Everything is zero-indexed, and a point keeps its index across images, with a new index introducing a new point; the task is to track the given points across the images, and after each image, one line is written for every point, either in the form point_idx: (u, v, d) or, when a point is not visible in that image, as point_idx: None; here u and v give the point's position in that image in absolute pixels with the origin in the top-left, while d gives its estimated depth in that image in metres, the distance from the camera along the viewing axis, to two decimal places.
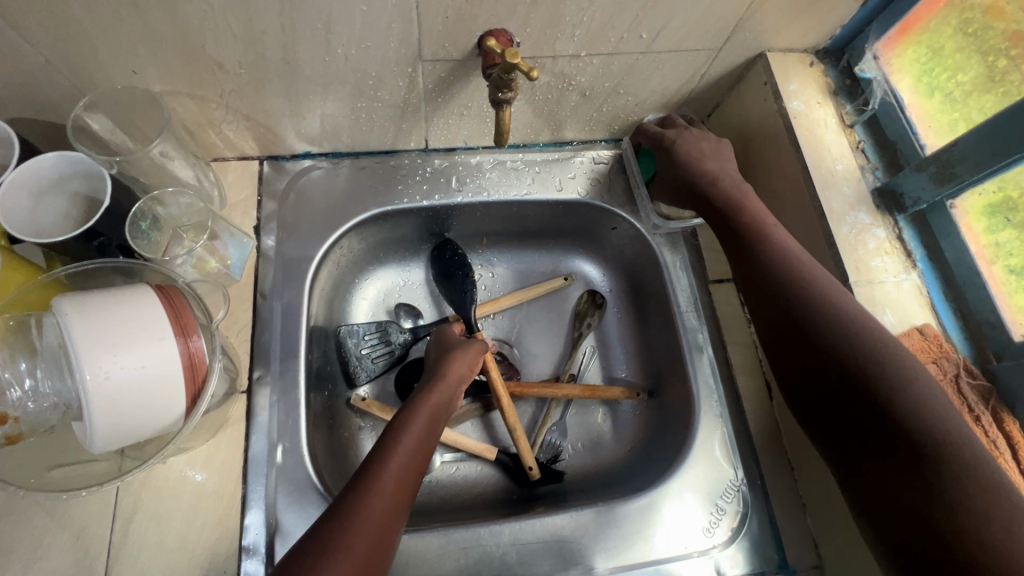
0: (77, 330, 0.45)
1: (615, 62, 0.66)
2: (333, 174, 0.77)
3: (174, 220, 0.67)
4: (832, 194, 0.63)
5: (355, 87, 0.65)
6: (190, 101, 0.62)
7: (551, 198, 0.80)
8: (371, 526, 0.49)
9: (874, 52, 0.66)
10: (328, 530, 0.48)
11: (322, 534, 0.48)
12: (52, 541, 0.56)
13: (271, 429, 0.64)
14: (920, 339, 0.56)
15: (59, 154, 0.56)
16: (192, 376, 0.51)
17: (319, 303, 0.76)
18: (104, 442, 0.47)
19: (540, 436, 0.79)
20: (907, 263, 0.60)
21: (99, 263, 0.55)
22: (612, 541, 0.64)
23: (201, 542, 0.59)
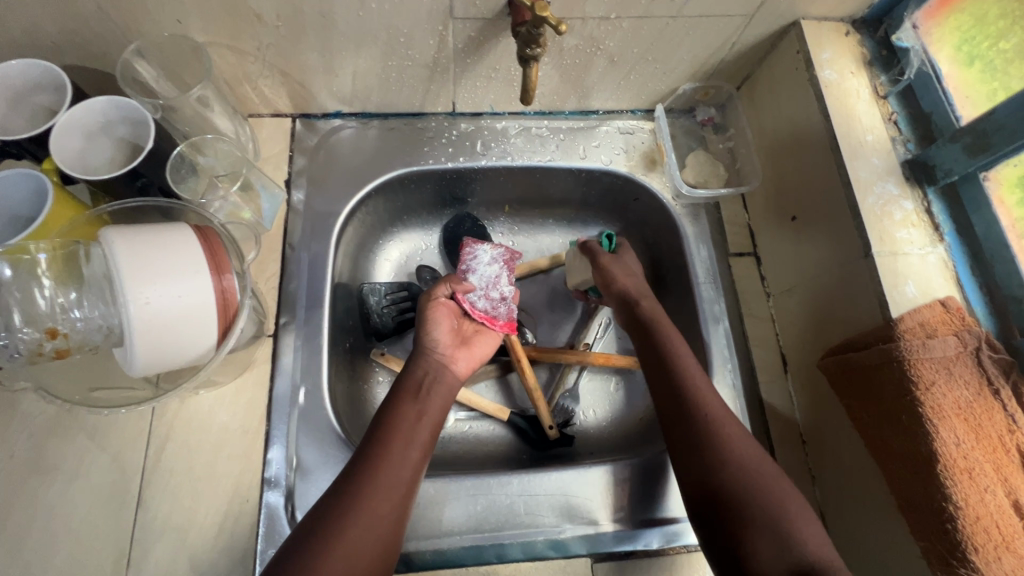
0: (122, 257, 0.48)
1: (645, 27, 0.66)
2: (362, 134, 0.79)
3: (211, 169, 0.69)
4: (859, 164, 0.62)
5: (387, 45, 0.66)
6: (229, 53, 0.65)
7: (575, 165, 0.81)
8: (369, 511, 0.53)
9: (914, 21, 0.64)
10: (320, 521, 0.52)
11: (316, 526, 0.52)
12: (92, 461, 0.60)
13: (295, 372, 0.67)
14: (942, 311, 0.55)
15: (108, 99, 0.60)
16: (224, 310, 0.54)
17: (344, 259, 0.78)
18: (143, 366, 0.50)
19: (554, 399, 0.82)
20: (934, 237, 0.59)
21: (142, 203, 0.59)
22: (618, 499, 0.65)
23: (226, 473, 0.62)
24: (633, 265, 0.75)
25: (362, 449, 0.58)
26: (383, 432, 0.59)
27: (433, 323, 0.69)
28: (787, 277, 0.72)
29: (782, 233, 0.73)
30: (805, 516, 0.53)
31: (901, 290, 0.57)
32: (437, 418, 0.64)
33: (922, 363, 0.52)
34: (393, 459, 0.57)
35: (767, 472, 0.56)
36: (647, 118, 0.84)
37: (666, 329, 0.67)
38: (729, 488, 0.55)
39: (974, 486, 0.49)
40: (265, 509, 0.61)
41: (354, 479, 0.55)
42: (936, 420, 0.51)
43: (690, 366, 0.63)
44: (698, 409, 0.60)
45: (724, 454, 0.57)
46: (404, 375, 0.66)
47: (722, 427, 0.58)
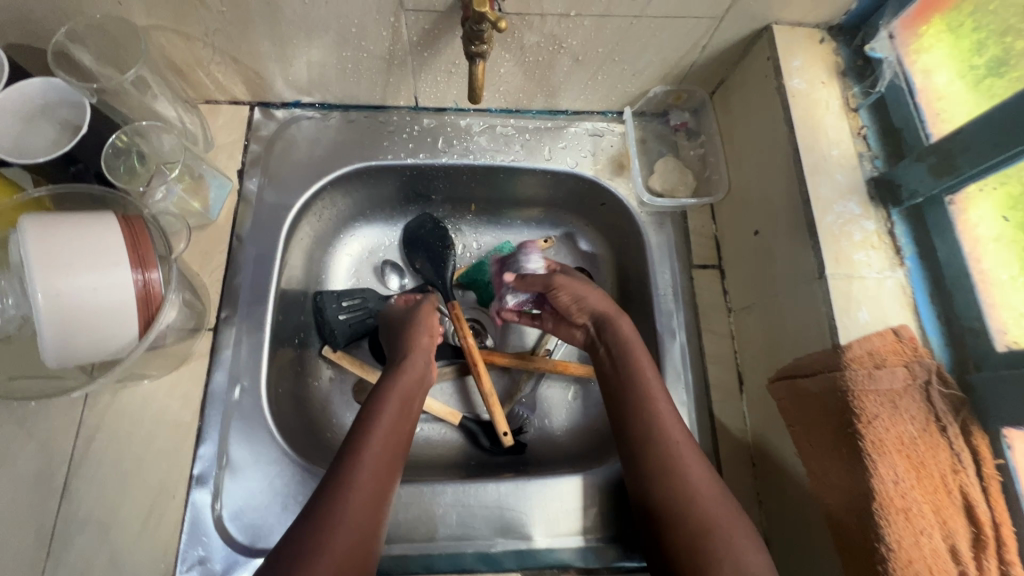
0: (32, 244, 0.46)
1: (607, 25, 0.63)
2: (321, 126, 0.77)
3: (157, 155, 0.67)
4: (822, 180, 0.59)
5: (339, 35, 0.64)
6: (175, 38, 0.63)
7: (539, 166, 0.78)
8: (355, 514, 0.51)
9: (890, 30, 0.61)
10: (307, 525, 0.49)
11: (301, 532, 0.49)
12: (19, 448, 0.59)
13: (232, 367, 0.66)
14: (893, 340, 0.52)
15: (44, 80, 0.58)
16: (146, 303, 0.52)
17: (297, 253, 0.77)
18: (56, 358, 0.49)
19: (508, 407, 0.80)
20: (894, 260, 0.56)
21: (71, 189, 0.57)
22: (555, 514, 0.63)
23: (155, 467, 0.61)
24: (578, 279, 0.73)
25: (347, 450, 0.56)
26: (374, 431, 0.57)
27: (430, 320, 0.71)
28: (748, 293, 0.69)
29: (745, 248, 0.70)
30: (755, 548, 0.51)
31: (853, 316, 0.54)
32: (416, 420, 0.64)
33: (866, 394, 0.50)
34: (381, 461, 0.56)
35: (718, 502, 0.54)
36: (618, 121, 0.81)
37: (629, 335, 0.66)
38: (682, 530, 0.53)
39: (909, 528, 0.46)
40: (191, 507, 0.60)
41: (339, 477, 0.53)
42: (876, 456, 0.48)
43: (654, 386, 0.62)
44: (656, 438, 0.58)
45: (675, 483, 0.55)
46: (394, 369, 0.65)
47: (678, 454, 0.57)
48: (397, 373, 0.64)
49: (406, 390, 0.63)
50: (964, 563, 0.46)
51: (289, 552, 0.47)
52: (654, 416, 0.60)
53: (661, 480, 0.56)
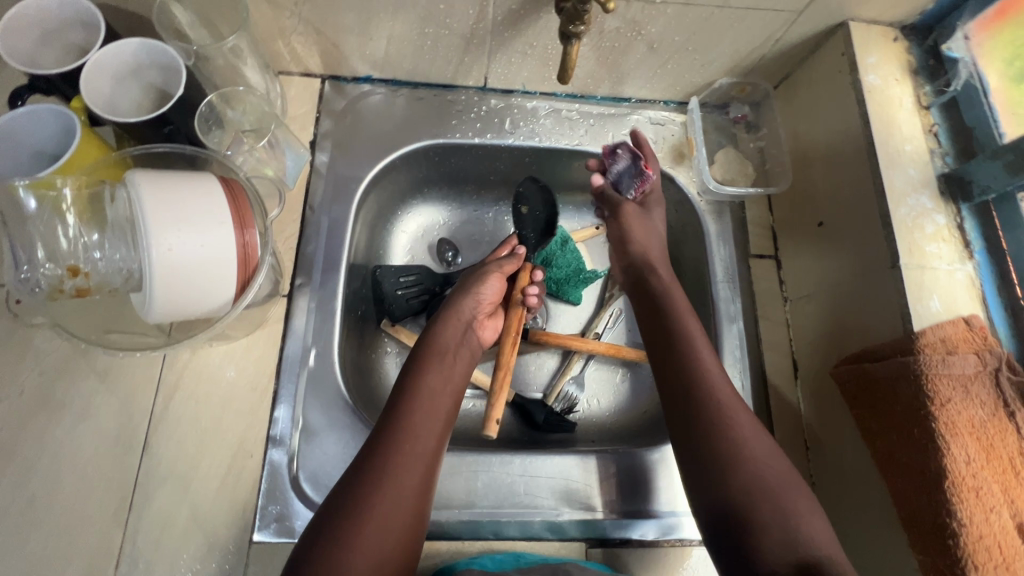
0: (148, 202, 0.48)
1: (690, 14, 0.65)
2: (390, 101, 0.78)
3: (238, 124, 0.68)
4: (895, 174, 0.61)
5: (426, 11, 0.65)
6: (265, 7, 0.63)
7: (602, 152, 0.80)
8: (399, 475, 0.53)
9: (966, 32, 0.63)
10: (351, 483, 0.52)
11: (347, 490, 0.52)
12: (101, 402, 0.61)
13: (306, 334, 0.67)
14: (964, 329, 0.54)
15: (142, 41, 0.58)
16: (245, 265, 0.54)
17: (362, 226, 0.78)
18: (160, 313, 0.50)
19: (558, 386, 0.82)
20: (963, 253, 0.59)
21: (172, 149, 0.58)
22: (612, 487, 0.65)
23: (233, 427, 0.62)
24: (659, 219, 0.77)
25: (386, 417, 0.58)
26: (409, 398, 0.59)
27: (480, 287, 0.70)
28: (807, 283, 0.71)
29: (806, 239, 0.72)
30: (815, 515, 0.52)
31: (925, 305, 0.56)
32: (460, 385, 0.65)
33: (940, 379, 0.52)
34: (419, 425, 0.57)
35: (776, 466, 0.54)
36: (679, 111, 0.82)
37: (689, 319, 0.65)
38: (746, 488, 0.53)
39: (979, 505, 0.49)
40: (268, 466, 0.62)
41: (382, 437, 0.55)
42: (949, 437, 0.51)
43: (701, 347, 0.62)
44: (707, 401, 0.58)
45: (734, 444, 0.55)
46: (429, 337, 0.66)
47: (734, 416, 0.57)
48: (431, 342, 0.65)
49: (442, 356, 0.64)
50: None
51: (345, 504, 0.51)
52: (705, 378, 0.59)
53: (719, 441, 0.56)
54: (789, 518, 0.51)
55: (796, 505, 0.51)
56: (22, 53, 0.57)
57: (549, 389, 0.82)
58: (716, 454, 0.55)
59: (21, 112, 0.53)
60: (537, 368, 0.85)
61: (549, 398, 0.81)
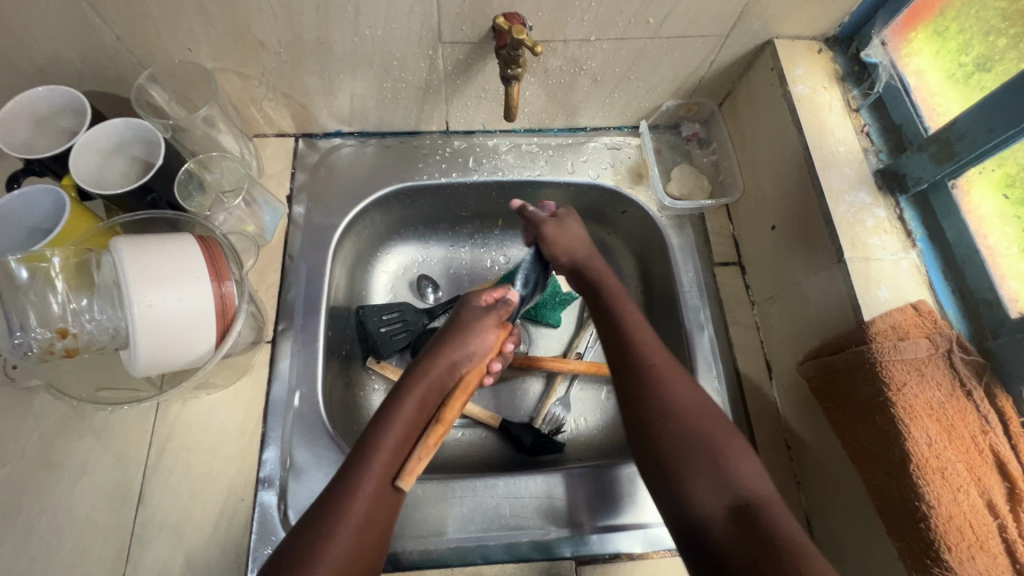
0: (128, 263, 0.52)
1: (624, 48, 0.70)
2: (361, 152, 0.83)
3: (217, 185, 0.73)
4: (831, 174, 0.64)
5: (381, 68, 0.70)
6: (235, 78, 0.70)
7: (563, 179, 0.84)
8: (365, 501, 0.52)
9: (882, 38, 0.67)
10: (328, 506, 0.51)
11: (322, 510, 0.51)
12: (97, 459, 0.63)
13: (291, 376, 0.70)
14: (913, 314, 0.56)
15: (122, 120, 0.64)
16: (223, 314, 0.58)
17: (341, 270, 0.81)
18: (144, 365, 0.54)
19: (545, 408, 0.83)
20: (906, 243, 0.61)
21: (151, 215, 0.63)
22: (596, 502, 0.66)
23: (223, 472, 0.65)
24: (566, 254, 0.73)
25: (356, 454, 0.56)
26: (389, 439, 0.57)
27: (469, 332, 0.69)
28: (770, 284, 0.73)
29: (764, 242, 0.74)
30: (742, 453, 0.53)
31: (873, 294, 0.58)
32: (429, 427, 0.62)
33: (894, 364, 0.53)
34: (386, 472, 0.55)
35: (704, 415, 0.55)
36: (633, 134, 0.87)
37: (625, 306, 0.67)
38: (694, 434, 0.54)
39: (947, 486, 0.50)
40: (259, 507, 0.63)
41: (356, 470, 0.54)
42: (908, 421, 0.52)
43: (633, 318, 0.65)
44: (642, 361, 0.60)
45: (672, 405, 0.56)
46: (412, 376, 0.64)
47: (668, 379, 0.58)
48: (412, 381, 0.64)
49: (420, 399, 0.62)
50: (1001, 516, 0.49)
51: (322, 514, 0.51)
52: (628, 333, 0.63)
53: (649, 391, 0.57)
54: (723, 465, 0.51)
55: (727, 448, 0.52)
56: (18, 141, 0.63)
57: (535, 412, 0.84)
58: (648, 402, 0.57)
59: (17, 195, 0.58)
60: (523, 393, 0.86)
61: (536, 420, 0.83)
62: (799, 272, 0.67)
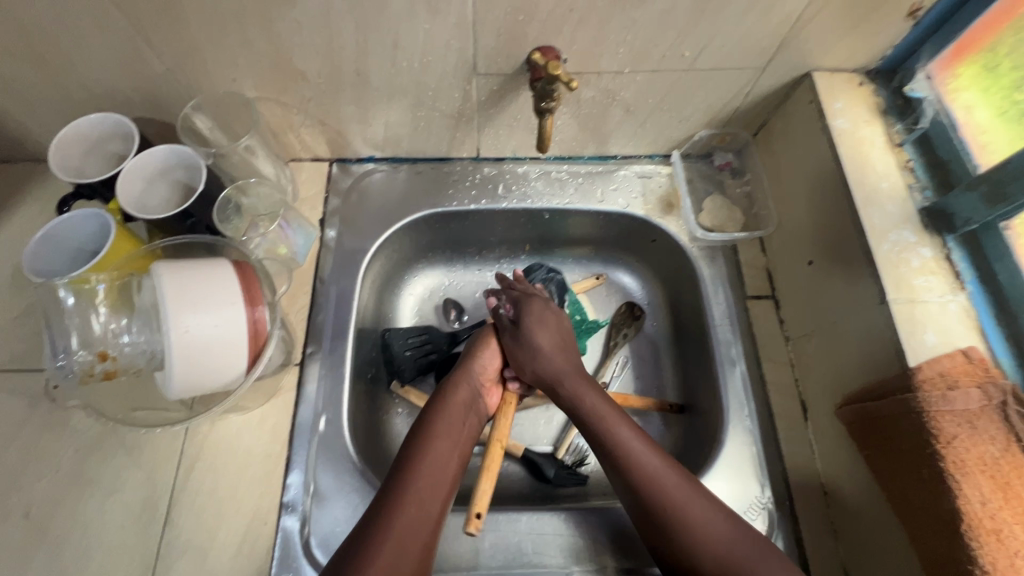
0: (167, 288, 0.54)
1: (658, 80, 0.69)
2: (392, 177, 0.85)
3: (253, 209, 0.74)
4: (873, 211, 0.62)
5: (416, 98, 0.71)
6: (275, 106, 0.72)
7: (593, 208, 0.83)
8: (407, 517, 0.55)
9: (927, 72, 0.66)
10: (368, 525, 0.53)
11: (367, 527, 0.53)
12: (127, 476, 0.64)
13: (317, 400, 0.70)
14: (964, 361, 0.54)
15: (169, 147, 0.67)
16: (255, 339, 0.59)
17: (370, 294, 0.82)
18: (178, 389, 0.55)
19: (568, 439, 0.80)
20: (954, 284, 0.59)
21: (191, 239, 0.64)
22: (627, 542, 0.65)
23: (247, 496, 0.65)
24: (545, 340, 0.72)
25: (393, 472, 0.59)
26: (421, 455, 0.60)
27: (483, 354, 0.73)
28: (806, 321, 0.71)
29: (799, 278, 0.72)
30: (768, 557, 0.54)
31: (919, 339, 0.56)
32: (468, 445, 0.65)
33: (942, 415, 0.51)
34: (425, 487, 0.57)
35: (722, 539, 0.55)
36: (665, 163, 0.86)
37: (586, 392, 0.68)
38: (714, 570, 0.54)
39: (1002, 550, 0.46)
40: (281, 533, 0.63)
41: (392, 489, 0.57)
42: (958, 476, 0.49)
43: (597, 406, 0.66)
44: (653, 495, 0.58)
45: (692, 535, 0.55)
46: (439, 394, 0.67)
47: (671, 506, 0.57)
48: (440, 399, 0.67)
49: (449, 413, 0.65)
50: None
51: (363, 533, 0.53)
52: (622, 449, 0.61)
53: (665, 532, 0.56)
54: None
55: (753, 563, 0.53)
56: (70, 165, 0.66)
57: (558, 442, 0.81)
58: (670, 550, 0.56)
59: (67, 217, 0.61)
60: (546, 421, 0.84)
61: (559, 450, 0.80)
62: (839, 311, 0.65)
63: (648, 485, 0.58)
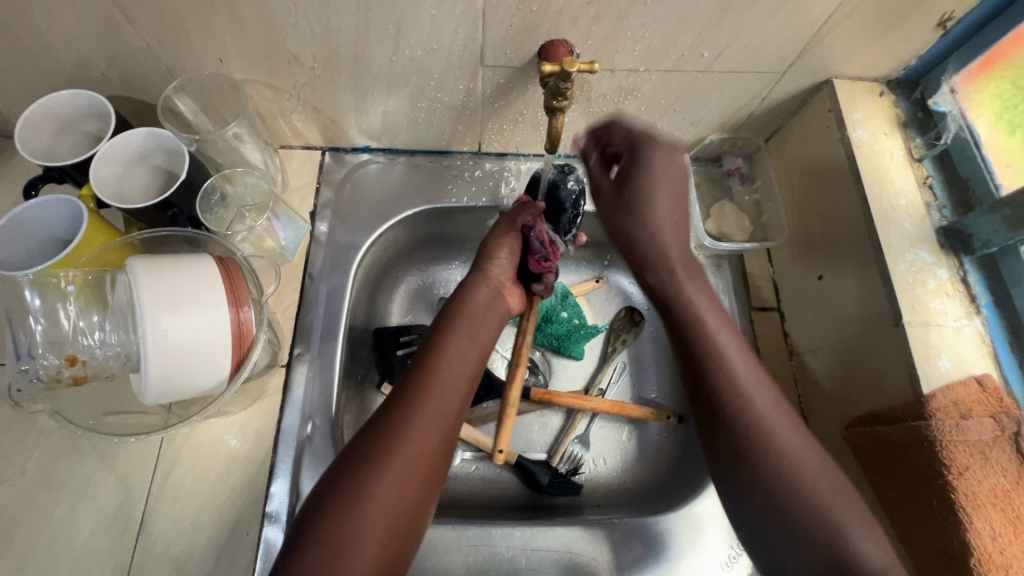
0: (144, 287, 0.49)
1: (674, 80, 0.66)
2: (388, 170, 0.80)
3: (239, 198, 0.71)
4: (891, 229, 0.60)
5: (418, 88, 0.67)
6: (266, 90, 0.67)
7: (596, 210, 0.80)
8: (429, 414, 0.53)
9: (951, 85, 0.63)
10: (386, 422, 0.52)
11: (380, 426, 0.52)
12: (99, 482, 0.61)
13: (304, 405, 0.67)
14: (978, 390, 0.52)
15: (148, 130, 0.62)
16: (239, 343, 0.55)
17: (362, 292, 0.78)
18: (155, 394, 0.51)
19: (562, 446, 0.78)
20: (970, 308, 0.57)
21: (169, 232, 0.60)
22: (624, 559, 0.63)
23: (228, 505, 0.62)
24: (661, 204, 0.60)
25: (413, 371, 0.57)
26: (437, 357, 0.58)
27: (497, 254, 0.69)
28: (813, 336, 0.69)
29: (807, 293, 0.71)
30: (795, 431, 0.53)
31: (934, 364, 0.54)
32: (485, 347, 0.64)
33: (954, 446, 0.49)
34: (444, 384, 0.56)
35: (763, 405, 0.53)
36: None
37: (705, 313, 0.59)
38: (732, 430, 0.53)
39: None
40: (263, 544, 0.60)
41: (407, 390, 0.55)
42: (970, 509, 0.48)
43: (711, 322, 0.58)
44: (732, 395, 0.54)
45: (757, 425, 0.53)
46: (456, 299, 0.66)
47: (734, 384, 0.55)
48: (456, 305, 0.65)
49: (469, 322, 0.64)
50: None
51: (371, 440, 0.51)
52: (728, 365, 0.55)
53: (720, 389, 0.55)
54: (836, 531, 0.48)
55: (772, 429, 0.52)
56: (39, 147, 0.61)
57: (553, 449, 0.79)
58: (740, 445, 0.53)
59: (32, 203, 0.56)
60: (541, 427, 0.81)
61: (553, 458, 0.78)
62: (847, 332, 0.63)
63: (722, 362, 0.56)
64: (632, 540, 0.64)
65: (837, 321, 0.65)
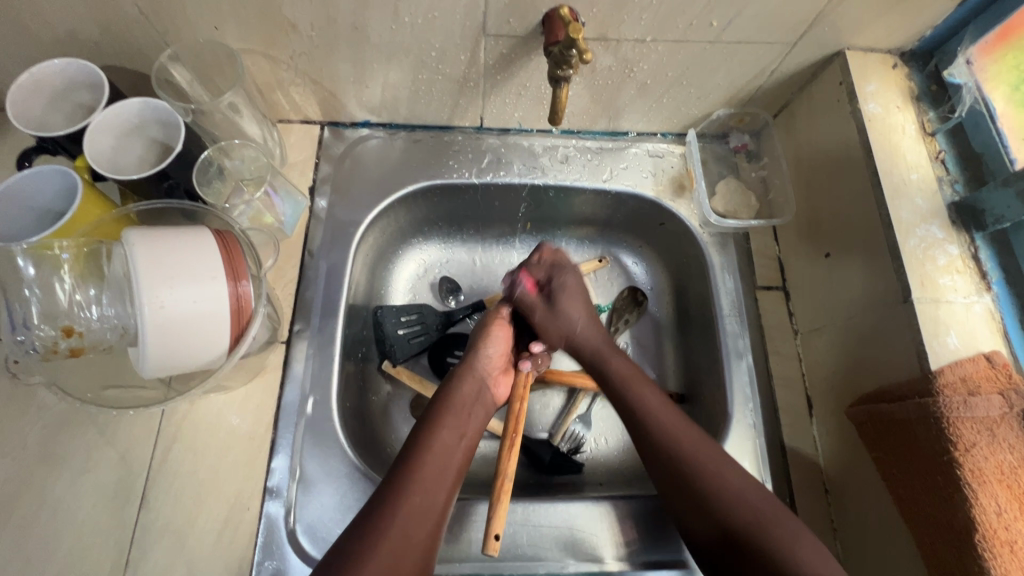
0: (140, 258, 0.49)
1: (682, 51, 0.64)
2: (388, 145, 0.79)
3: (238, 173, 0.69)
4: (902, 205, 0.59)
5: (418, 59, 0.65)
6: (262, 60, 0.65)
7: (599, 187, 0.78)
8: (412, 513, 0.52)
9: (967, 57, 0.62)
10: (364, 525, 0.51)
11: (358, 529, 0.50)
12: (99, 456, 0.60)
13: (304, 381, 0.66)
14: (986, 366, 0.52)
15: (143, 100, 0.60)
16: (238, 317, 0.54)
17: (362, 269, 0.77)
18: (153, 368, 0.51)
19: (564, 425, 0.78)
20: (980, 285, 0.57)
21: (167, 204, 0.60)
22: (623, 534, 0.63)
23: (230, 480, 0.62)
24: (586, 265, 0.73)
25: (399, 463, 0.56)
26: (419, 451, 0.57)
27: (486, 344, 0.69)
28: (819, 315, 0.68)
29: (813, 271, 0.70)
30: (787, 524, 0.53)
31: (942, 341, 0.54)
32: (473, 441, 0.62)
33: (962, 422, 0.49)
34: (429, 479, 0.55)
35: (754, 500, 0.54)
36: (678, 142, 0.81)
37: (643, 389, 0.64)
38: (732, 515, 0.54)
39: (1016, 561, 0.45)
40: (265, 519, 0.60)
41: (390, 488, 0.54)
42: (975, 485, 0.48)
43: (655, 405, 0.62)
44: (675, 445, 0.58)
45: (718, 484, 0.55)
46: (444, 392, 0.64)
47: (703, 458, 0.57)
48: (444, 398, 0.63)
49: (457, 410, 0.62)
50: None
51: (351, 543, 0.49)
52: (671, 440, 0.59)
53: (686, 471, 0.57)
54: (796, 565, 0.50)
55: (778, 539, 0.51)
56: (31, 117, 0.59)
57: (555, 428, 0.79)
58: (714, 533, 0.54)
59: (28, 173, 0.54)
60: (543, 407, 0.81)
61: (555, 437, 0.77)
62: (853, 311, 0.63)
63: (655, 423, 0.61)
64: (633, 516, 0.64)
65: (845, 298, 0.64)
